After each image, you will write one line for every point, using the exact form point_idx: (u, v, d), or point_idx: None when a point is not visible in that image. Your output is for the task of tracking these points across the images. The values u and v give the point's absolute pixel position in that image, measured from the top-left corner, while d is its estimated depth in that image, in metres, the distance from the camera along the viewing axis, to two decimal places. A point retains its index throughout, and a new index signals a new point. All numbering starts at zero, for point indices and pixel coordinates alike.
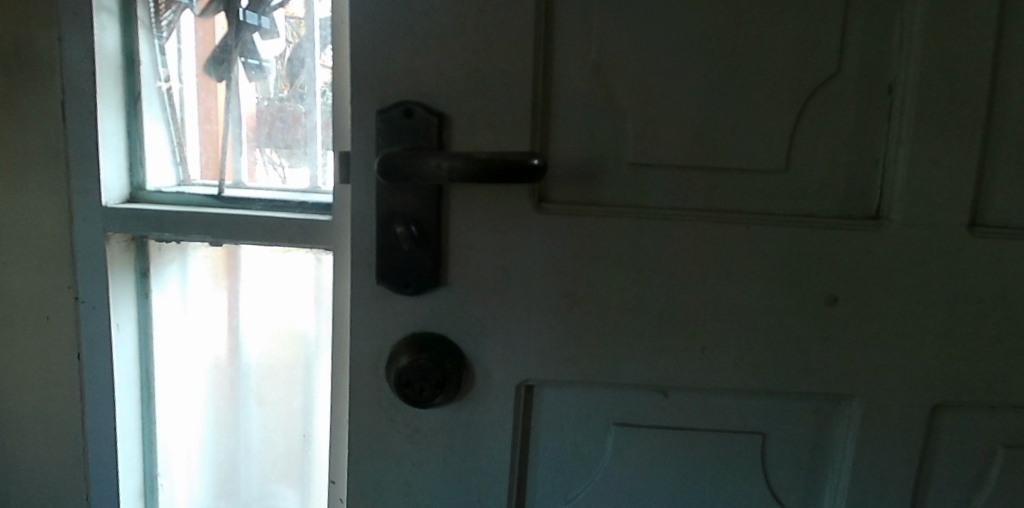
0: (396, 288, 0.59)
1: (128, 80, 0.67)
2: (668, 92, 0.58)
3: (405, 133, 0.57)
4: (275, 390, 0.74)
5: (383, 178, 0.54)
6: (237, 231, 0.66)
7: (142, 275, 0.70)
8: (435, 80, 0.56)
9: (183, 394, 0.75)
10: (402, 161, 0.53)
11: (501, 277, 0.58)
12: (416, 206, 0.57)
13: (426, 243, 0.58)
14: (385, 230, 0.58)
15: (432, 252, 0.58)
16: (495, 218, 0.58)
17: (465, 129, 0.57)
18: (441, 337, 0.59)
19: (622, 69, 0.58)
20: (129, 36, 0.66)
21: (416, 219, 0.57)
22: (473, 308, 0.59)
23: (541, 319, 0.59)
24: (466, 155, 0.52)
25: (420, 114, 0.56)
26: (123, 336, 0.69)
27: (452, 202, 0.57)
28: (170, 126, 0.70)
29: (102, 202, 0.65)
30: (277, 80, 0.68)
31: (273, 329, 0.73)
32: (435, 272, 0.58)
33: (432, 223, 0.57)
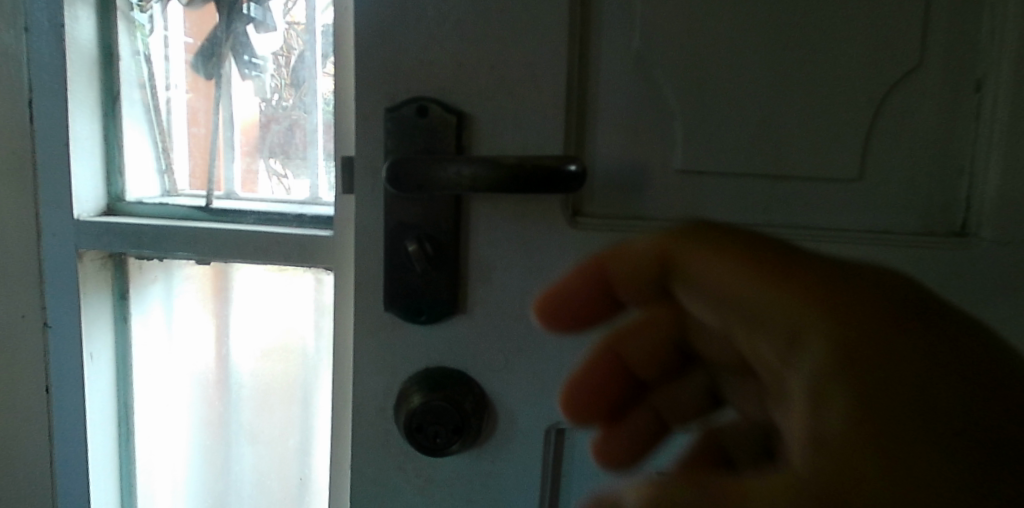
0: (407, 315, 0.50)
1: (105, 77, 0.59)
2: (724, 87, 0.50)
3: (419, 135, 0.49)
4: (269, 426, 0.66)
5: (394, 187, 0.46)
6: (227, 247, 0.59)
7: (121, 297, 0.62)
8: (454, 73, 0.49)
9: (166, 431, 0.66)
10: (416, 168, 0.45)
11: (529, 304, 0.50)
12: (430, 221, 0.49)
13: (441, 263, 0.50)
14: (395, 247, 0.50)
15: (449, 274, 0.50)
16: (522, 235, 0.49)
17: (488, 131, 0.49)
18: (458, 373, 0.51)
19: (670, 61, 0.49)
20: (107, 28, 0.59)
21: (431, 235, 0.49)
22: (497, 340, 0.51)
23: (575, 354, 0.51)
24: (491, 160, 0.44)
25: (437, 112, 0.48)
26: (98, 367, 0.61)
27: (473, 216, 0.49)
28: (155, 129, 0.62)
29: (74, 215, 0.57)
30: (273, 78, 0.61)
31: (268, 358, 0.65)
32: (452, 297, 0.50)
33: (449, 239, 0.49)
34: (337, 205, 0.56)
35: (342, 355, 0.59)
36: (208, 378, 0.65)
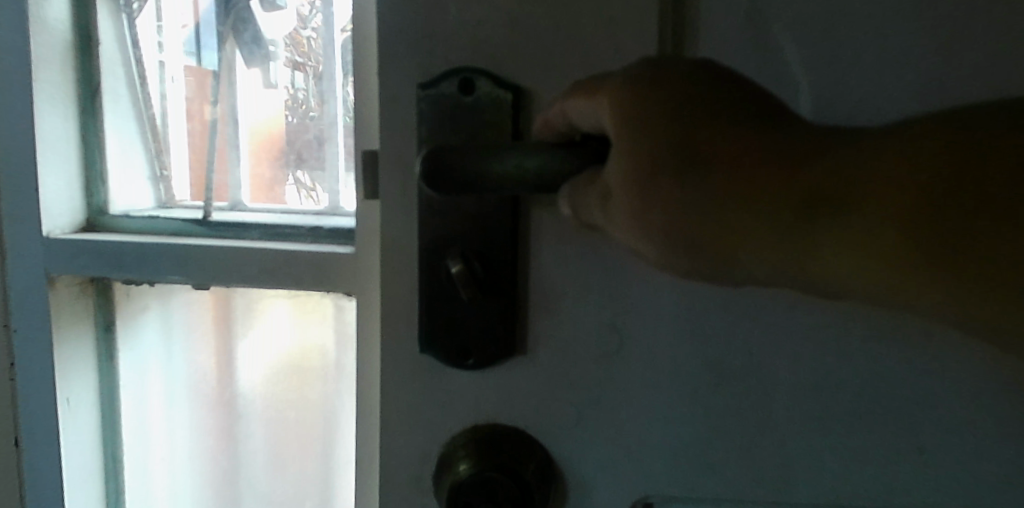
0: (450, 355, 0.39)
1: (83, 67, 0.49)
2: (892, 47, 0.34)
3: (462, 120, 0.37)
4: (284, 483, 0.55)
5: (430, 186, 0.33)
6: (227, 269, 0.48)
7: (106, 330, 0.52)
8: (506, 39, 0.37)
9: (162, 491, 0.55)
10: (463, 157, 0.32)
11: (607, 342, 0.38)
12: (477, 232, 0.38)
13: (493, 289, 0.38)
14: (432, 268, 0.38)
15: (503, 302, 0.38)
16: (601, 251, 0.37)
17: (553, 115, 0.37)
18: (517, 431, 0.39)
19: (807, 5, 0.35)
20: (85, 7, 0.48)
21: (480, 252, 0.38)
22: (564, 388, 0.39)
23: (668, 408, 0.38)
24: (564, 148, 0.32)
25: (485, 89, 0.37)
26: (77, 416, 0.50)
27: (534, 224, 0.38)
28: (145, 128, 0.52)
29: (43, 232, 0.47)
30: (281, 63, 0.50)
31: (281, 401, 0.54)
32: (507, 332, 0.38)
33: (504, 256, 0.38)
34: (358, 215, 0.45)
35: (366, 403, 0.47)
36: (210, 427, 0.55)
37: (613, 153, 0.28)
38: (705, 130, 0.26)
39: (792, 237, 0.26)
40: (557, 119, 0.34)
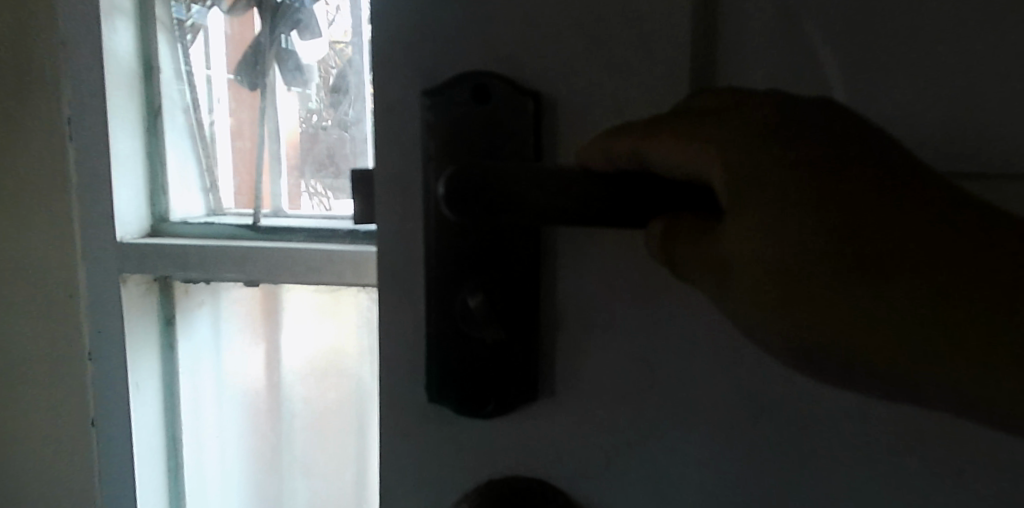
0: (464, 406, 0.37)
1: (145, 91, 0.55)
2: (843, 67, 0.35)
3: (472, 137, 0.35)
4: (325, 459, 0.61)
5: (452, 212, 0.27)
6: (278, 267, 0.54)
7: (166, 323, 0.58)
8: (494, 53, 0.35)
9: (215, 466, 0.61)
10: (497, 187, 0.27)
11: (618, 369, 0.37)
12: (494, 262, 0.36)
13: (510, 323, 0.36)
14: (445, 304, 0.37)
15: (521, 330, 0.36)
16: (619, 280, 0.36)
17: (546, 129, 0.36)
18: (540, 484, 0.38)
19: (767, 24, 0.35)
20: (146, 40, 0.55)
21: (496, 285, 0.36)
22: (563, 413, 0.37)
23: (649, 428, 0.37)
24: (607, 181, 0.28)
25: (495, 103, 0.35)
26: (144, 400, 0.56)
27: (547, 252, 0.36)
28: (198, 145, 0.59)
29: (116, 237, 0.53)
30: (319, 86, 0.58)
31: (322, 384, 0.60)
32: (525, 369, 0.37)
33: (519, 288, 0.36)
34: None
35: None
36: (260, 408, 0.60)
37: (734, 241, 0.27)
38: (849, 224, 0.26)
39: (933, 338, 0.26)
40: (619, 150, 0.30)
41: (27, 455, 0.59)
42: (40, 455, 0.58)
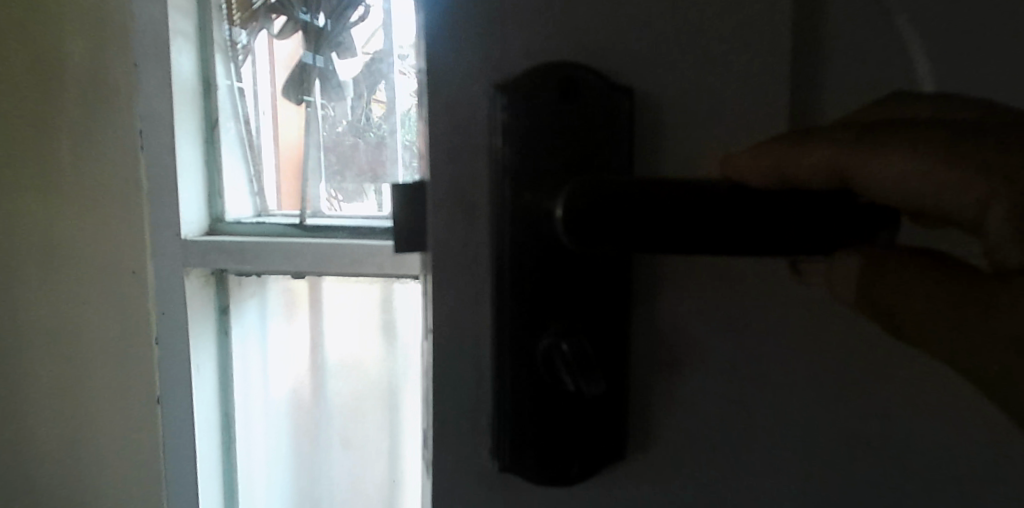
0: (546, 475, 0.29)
1: (205, 106, 0.63)
2: None
3: (552, 129, 0.27)
4: (361, 431, 0.68)
5: (573, 239, 0.23)
6: (325, 260, 0.61)
7: (221, 312, 0.65)
8: (574, 37, 0.28)
9: (263, 440, 0.68)
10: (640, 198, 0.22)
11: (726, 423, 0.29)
12: (586, 284, 0.28)
13: (610, 368, 0.28)
14: (518, 348, 0.28)
15: (619, 375, 0.29)
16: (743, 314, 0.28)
17: (639, 112, 0.28)
18: None
19: None
20: (206, 60, 0.62)
21: (586, 324, 0.28)
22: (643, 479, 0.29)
23: None
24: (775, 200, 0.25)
25: (588, 104, 0.27)
26: (204, 379, 0.63)
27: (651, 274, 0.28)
28: (247, 153, 0.66)
29: (182, 235, 0.60)
30: (357, 100, 0.65)
31: (358, 363, 0.67)
32: (621, 426, 0.29)
33: (619, 323, 0.28)
34: None
35: None
36: (304, 386, 0.67)
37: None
38: None
39: None
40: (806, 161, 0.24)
41: (90, 443, 0.64)
42: (104, 440, 0.63)
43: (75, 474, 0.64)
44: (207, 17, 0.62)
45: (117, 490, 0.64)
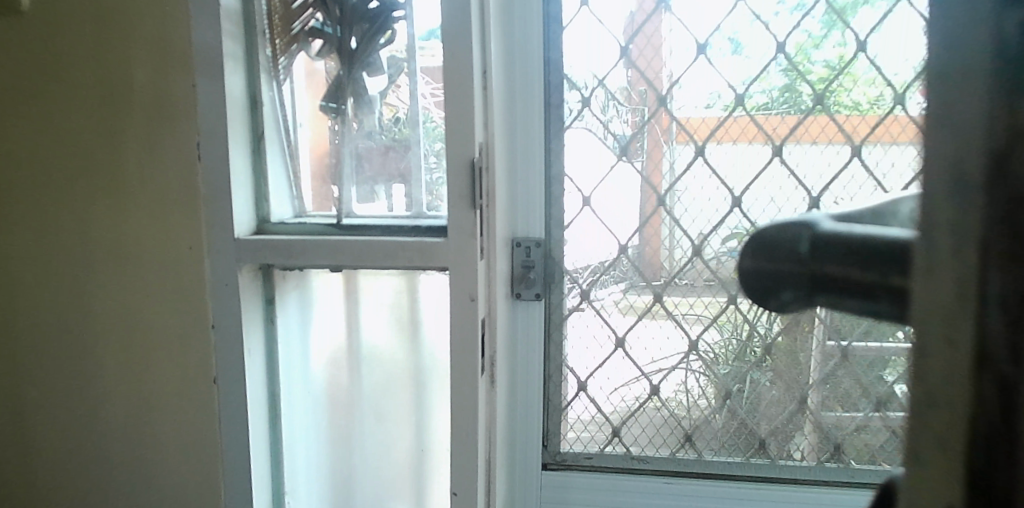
0: None
1: (252, 120, 0.72)
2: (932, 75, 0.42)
3: None
4: (392, 407, 0.76)
5: None
6: (362, 254, 0.68)
7: (268, 303, 0.74)
8: None
9: (305, 415, 0.77)
10: None
11: None
12: None
13: None
14: None
15: None
16: None
17: None
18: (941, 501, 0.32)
19: None
20: (252, 80, 0.72)
21: None
22: None
23: None
24: None
25: None
26: (254, 360, 0.72)
27: None
28: (288, 160, 0.74)
29: (235, 234, 0.68)
30: (383, 111, 0.73)
31: (390, 346, 0.75)
32: None
33: None
34: (453, 219, 0.67)
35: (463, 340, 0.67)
36: (342, 368, 0.76)
37: None
38: None
39: None
40: None
41: (155, 418, 0.73)
42: (168, 415, 0.72)
43: (139, 446, 0.73)
44: (253, 40, 0.72)
45: (180, 459, 0.73)
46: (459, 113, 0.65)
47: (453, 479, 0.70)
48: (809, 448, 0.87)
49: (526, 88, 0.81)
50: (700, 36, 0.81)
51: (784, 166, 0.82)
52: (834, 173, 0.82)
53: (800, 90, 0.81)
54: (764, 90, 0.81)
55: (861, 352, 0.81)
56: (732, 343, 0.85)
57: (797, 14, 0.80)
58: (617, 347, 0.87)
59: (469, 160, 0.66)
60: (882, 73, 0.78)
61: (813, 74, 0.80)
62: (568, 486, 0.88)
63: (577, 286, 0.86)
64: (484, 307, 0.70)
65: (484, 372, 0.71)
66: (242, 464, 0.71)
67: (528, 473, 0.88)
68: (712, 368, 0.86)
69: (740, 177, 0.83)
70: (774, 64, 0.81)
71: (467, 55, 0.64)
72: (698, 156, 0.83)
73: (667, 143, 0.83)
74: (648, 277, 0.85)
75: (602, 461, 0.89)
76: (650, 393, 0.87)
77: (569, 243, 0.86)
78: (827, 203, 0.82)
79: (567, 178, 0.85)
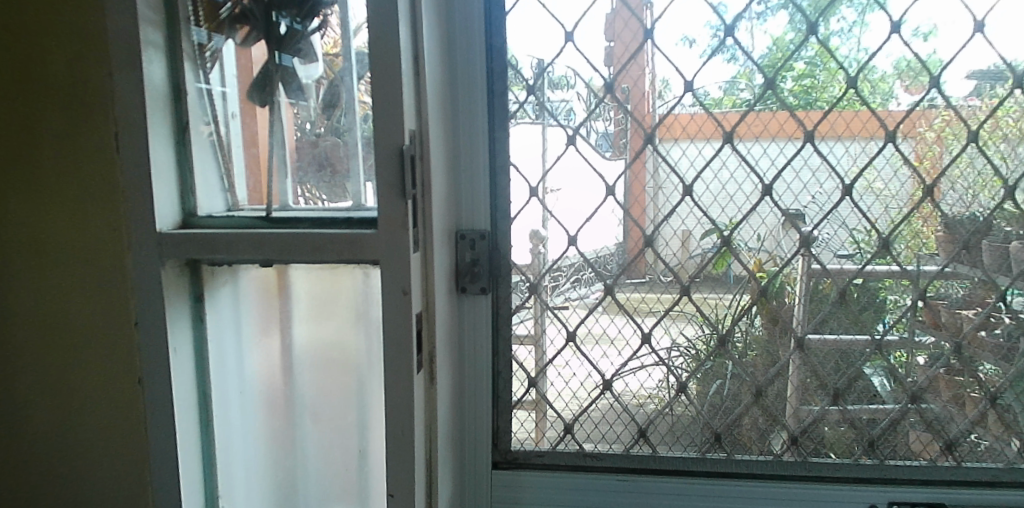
0: None
1: (175, 110, 0.69)
2: None
3: None
4: (331, 405, 0.73)
5: None
6: (289, 248, 0.66)
7: (196, 300, 0.71)
8: None
9: (239, 416, 0.74)
10: None
11: None
12: None
13: None
14: None
15: None
16: None
17: None
18: None
19: None
20: (175, 69, 0.69)
21: None
22: None
23: None
24: None
25: None
26: (181, 358, 0.69)
27: None
28: (217, 151, 0.71)
29: (156, 228, 0.66)
30: (316, 102, 0.70)
31: (325, 343, 0.72)
32: None
33: None
34: (382, 209, 0.64)
35: (396, 335, 0.65)
36: (276, 366, 0.73)
37: None
38: None
39: None
40: None
41: (80, 420, 0.70)
42: (92, 416, 0.70)
43: (64, 449, 0.70)
44: (176, 27, 0.69)
45: (107, 461, 0.70)
46: (387, 100, 0.62)
47: (389, 480, 0.67)
48: (764, 441, 0.85)
49: (468, 74, 0.79)
50: (647, 21, 0.80)
51: (736, 153, 0.80)
52: (786, 160, 0.80)
53: (781, 89, 0.79)
54: (746, 87, 0.79)
55: (816, 345, 0.82)
56: (685, 336, 0.83)
57: (775, 13, 0.78)
58: (567, 342, 0.84)
59: (398, 148, 0.63)
60: (866, 64, 0.78)
61: (795, 70, 0.79)
62: (518, 484, 0.86)
63: (526, 279, 0.84)
64: (419, 301, 0.68)
65: (419, 368, 0.68)
66: (171, 466, 0.68)
67: (479, 471, 0.85)
68: (665, 361, 0.84)
69: (691, 166, 0.81)
70: (723, 51, 0.79)
71: (394, 39, 0.62)
72: (647, 144, 0.81)
73: (642, 130, 0.81)
74: (595, 265, 0.83)
75: (554, 460, 0.87)
76: (603, 388, 0.85)
77: (516, 235, 0.83)
78: (779, 189, 0.81)
79: (512, 168, 0.83)
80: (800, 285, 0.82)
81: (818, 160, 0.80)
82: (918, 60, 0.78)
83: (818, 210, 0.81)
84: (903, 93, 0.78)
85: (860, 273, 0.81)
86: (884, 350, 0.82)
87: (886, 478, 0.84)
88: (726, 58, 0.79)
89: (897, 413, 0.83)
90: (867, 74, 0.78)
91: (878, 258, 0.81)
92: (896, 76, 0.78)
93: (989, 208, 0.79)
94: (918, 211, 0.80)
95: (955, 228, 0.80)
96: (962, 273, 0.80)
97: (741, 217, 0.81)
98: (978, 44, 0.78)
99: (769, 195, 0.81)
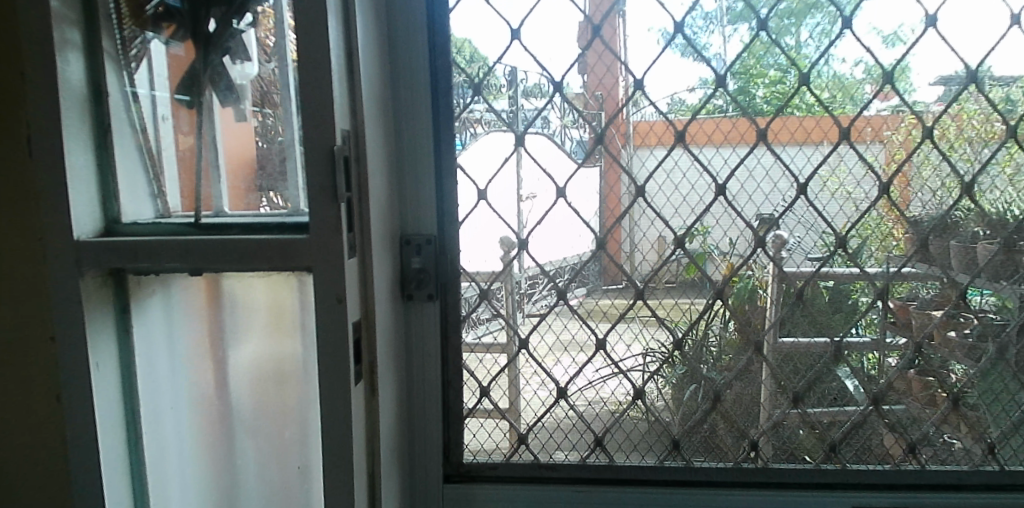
0: None
1: (96, 111, 0.65)
2: None
3: None
4: (268, 421, 0.70)
5: None
6: (216, 255, 0.62)
7: (121, 313, 0.67)
8: None
9: (169, 436, 0.70)
10: None
11: None
12: None
13: None
14: None
15: None
16: None
17: None
18: None
19: None
20: (95, 69, 0.65)
21: None
22: None
23: None
24: None
25: None
26: (104, 374, 0.66)
27: None
28: (144, 155, 0.67)
29: (73, 235, 0.62)
30: (249, 102, 0.67)
31: (259, 356, 0.69)
32: None
33: None
34: (314, 214, 0.61)
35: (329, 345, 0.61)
36: (208, 382, 0.69)
37: None
38: None
39: None
40: None
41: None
42: (9, 435, 0.66)
43: None
44: (97, 25, 0.65)
45: (28, 482, 0.66)
46: (316, 99, 0.59)
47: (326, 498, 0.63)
48: (723, 447, 0.83)
49: (412, 73, 0.77)
50: (596, 19, 0.78)
51: (688, 153, 0.78)
52: (739, 159, 0.78)
53: (753, 94, 0.77)
54: (716, 94, 0.77)
55: (775, 348, 0.81)
56: (640, 341, 0.81)
57: (733, 14, 0.76)
58: (520, 351, 0.82)
59: (329, 150, 0.60)
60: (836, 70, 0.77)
61: (767, 77, 0.77)
62: (470, 498, 0.83)
63: (476, 286, 0.81)
64: (356, 310, 0.64)
65: (358, 379, 0.65)
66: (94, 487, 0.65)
67: (430, 485, 0.82)
68: (621, 368, 0.81)
69: (643, 166, 0.79)
70: (675, 49, 0.77)
71: (323, 37, 0.59)
72: (597, 145, 0.79)
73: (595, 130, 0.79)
74: (546, 270, 0.80)
75: (508, 472, 0.84)
76: (557, 397, 0.82)
77: (465, 240, 0.81)
78: (733, 189, 0.79)
79: (459, 170, 0.80)
80: (758, 287, 0.80)
81: (771, 159, 0.78)
82: (885, 66, 0.77)
83: (773, 209, 0.79)
84: (877, 100, 0.77)
85: (818, 275, 0.79)
86: (846, 352, 0.80)
87: (849, 482, 0.82)
88: (683, 59, 0.77)
89: (858, 415, 0.81)
90: (837, 77, 0.77)
91: (837, 259, 0.79)
92: (867, 82, 0.77)
93: (945, 207, 0.78)
94: (874, 210, 0.78)
95: (912, 226, 0.78)
96: (921, 273, 0.79)
97: (696, 218, 0.79)
98: (931, 40, 0.76)
99: (723, 195, 0.79)
